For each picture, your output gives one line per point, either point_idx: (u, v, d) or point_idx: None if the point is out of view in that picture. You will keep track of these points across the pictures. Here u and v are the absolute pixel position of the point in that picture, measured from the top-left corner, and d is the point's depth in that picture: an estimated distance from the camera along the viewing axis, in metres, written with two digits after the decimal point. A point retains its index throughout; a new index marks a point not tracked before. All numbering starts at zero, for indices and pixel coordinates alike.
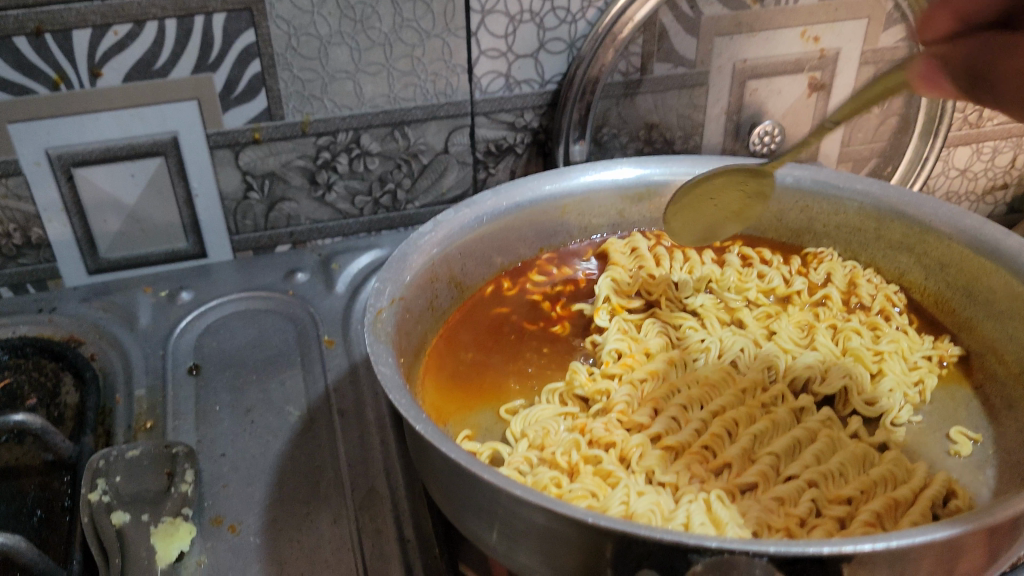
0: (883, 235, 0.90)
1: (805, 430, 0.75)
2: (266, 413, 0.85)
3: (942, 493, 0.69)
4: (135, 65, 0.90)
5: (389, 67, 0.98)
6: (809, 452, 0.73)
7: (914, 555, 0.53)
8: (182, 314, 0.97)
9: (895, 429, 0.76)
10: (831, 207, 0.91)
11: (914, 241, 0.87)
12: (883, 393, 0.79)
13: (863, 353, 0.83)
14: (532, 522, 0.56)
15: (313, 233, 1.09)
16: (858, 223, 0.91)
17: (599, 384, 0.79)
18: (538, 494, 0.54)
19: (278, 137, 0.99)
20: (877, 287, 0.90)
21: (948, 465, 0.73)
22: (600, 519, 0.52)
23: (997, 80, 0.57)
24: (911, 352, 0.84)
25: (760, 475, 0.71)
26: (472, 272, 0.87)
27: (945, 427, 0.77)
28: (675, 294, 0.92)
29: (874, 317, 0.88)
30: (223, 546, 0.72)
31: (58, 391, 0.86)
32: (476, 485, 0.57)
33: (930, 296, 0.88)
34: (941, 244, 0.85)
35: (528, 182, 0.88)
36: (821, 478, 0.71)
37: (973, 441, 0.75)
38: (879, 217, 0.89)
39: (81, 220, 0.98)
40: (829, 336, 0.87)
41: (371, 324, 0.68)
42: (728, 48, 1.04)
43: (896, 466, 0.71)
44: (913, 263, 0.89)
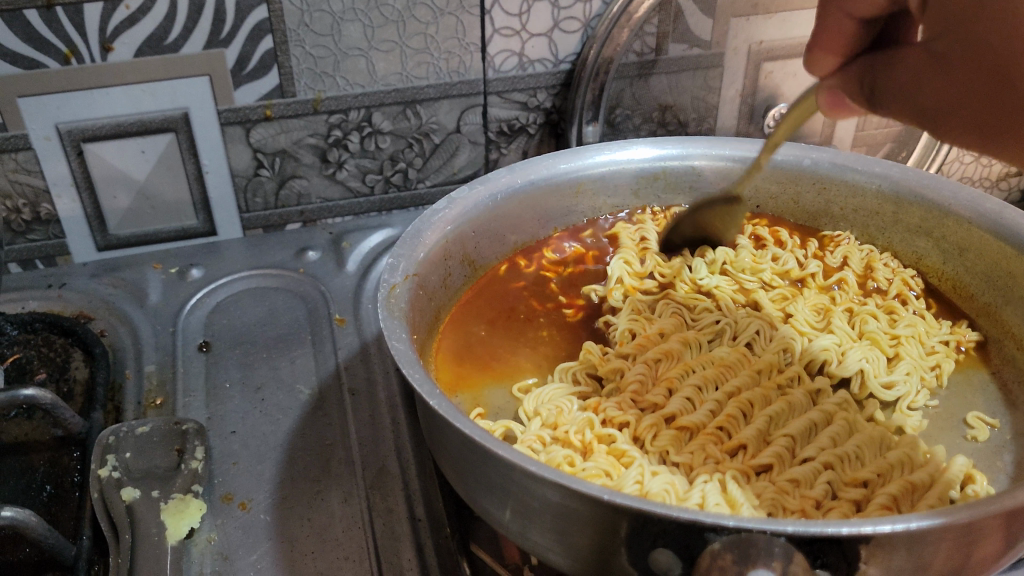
0: (902, 219, 0.89)
1: (821, 413, 0.75)
2: (276, 391, 0.84)
3: (960, 478, 0.68)
4: (146, 39, 0.89)
5: (401, 45, 0.97)
6: (824, 435, 0.73)
7: (931, 538, 0.52)
8: (192, 291, 0.97)
9: (911, 415, 0.75)
10: (849, 190, 0.90)
11: (933, 225, 0.86)
12: (899, 376, 0.78)
13: (880, 336, 0.83)
14: (545, 500, 0.55)
15: (324, 211, 1.08)
16: (877, 206, 0.90)
17: (612, 363, 0.79)
18: (553, 470, 0.54)
19: (289, 114, 0.98)
20: (894, 272, 0.90)
21: (965, 450, 0.73)
22: (615, 496, 0.51)
23: (886, 93, 0.66)
24: (928, 336, 0.83)
25: (776, 457, 0.71)
26: (487, 251, 0.87)
27: (962, 412, 0.76)
28: (690, 276, 0.91)
29: (891, 301, 0.87)
30: (233, 523, 0.71)
31: (68, 366, 0.86)
32: (490, 462, 0.57)
33: (948, 281, 0.88)
34: (960, 228, 0.83)
35: (543, 160, 0.87)
36: (837, 461, 0.70)
37: (990, 427, 0.74)
38: (898, 201, 0.88)
39: (90, 195, 0.97)
40: (845, 320, 0.86)
41: (385, 300, 0.67)
42: (744, 29, 1.03)
43: (913, 450, 0.71)
44: (931, 247, 0.88)
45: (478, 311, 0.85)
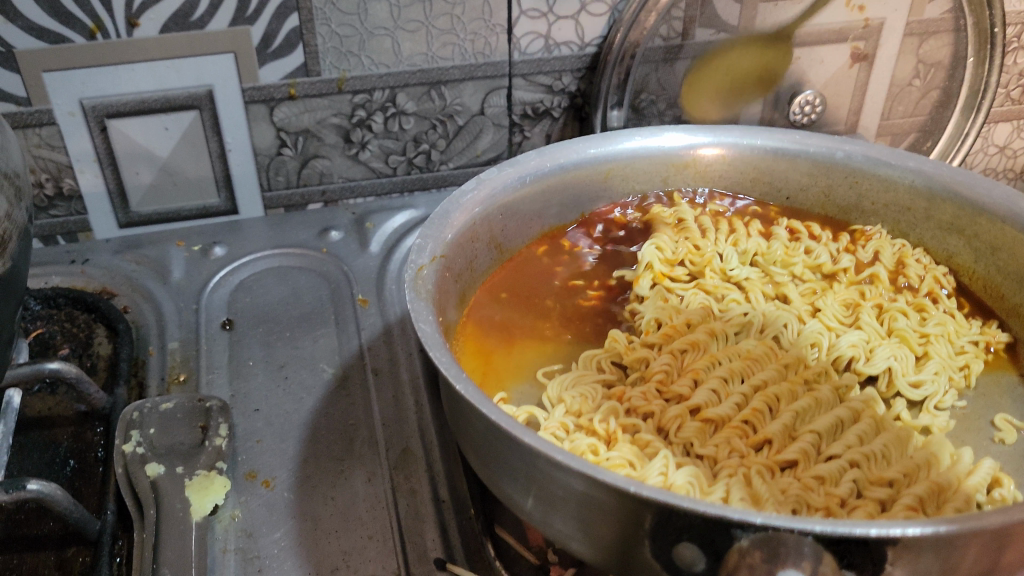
0: (934, 217, 0.88)
1: (849, 410, 0.74)
2: (299, 369, 0.84)
3: (986, 482, 0.68)
4: (172, 15, 0.88)
5: (427, 25, 0.96)
6: (852, 433, 0.72)
7: (959, 543, 0.51)
8: (215, 269, 0.97)
9: (939, 415, 0.75)
10: (882, 185, 0.89)
11: (966, 223, 0.85)
12: (928, 375, 0.78)
13: (908, 334, 0.82)
14: (569, 489, 0.55)
15: (345, 192, 1.08)
16: (909, 202, 0.89)
17: (638, 352, 0.78)
18: (579, 458, 0.53)
19: (314, 93, 0.98)
20: (926, 268, 0.89)
21: (993, 453, 0.73)
22: (642, 488, 0.50)
23: None
24: (957, 336, 0.82)
25: (802, 453, 0.70)
26: (514, 236, 0.87)
27: (988, 414, 0.76)
28: (720, 265, 0.90)
29: (922, 299, 0.86)
30: (257, 501, 0.71)
31: (91, 342, 0.86)
32: (513, 449, 0.56)
33: (979, 281, 0.86)
34: (993, 227, 0.82)
35: (573, 144, 0.87)
36: (863, 459, 0.70)
37: (1018, 430, 0.74)
38: (931, 197, 0.87)
39: (113, 171, 0.97)
40: (874, 315, 0.85)
41: (413, 281, 0.67)
42: (772, 15, 1.02)
43: (941, 451, 0.70)
44: (963, 245, 0.87)
45: (501, 293, 0.84)
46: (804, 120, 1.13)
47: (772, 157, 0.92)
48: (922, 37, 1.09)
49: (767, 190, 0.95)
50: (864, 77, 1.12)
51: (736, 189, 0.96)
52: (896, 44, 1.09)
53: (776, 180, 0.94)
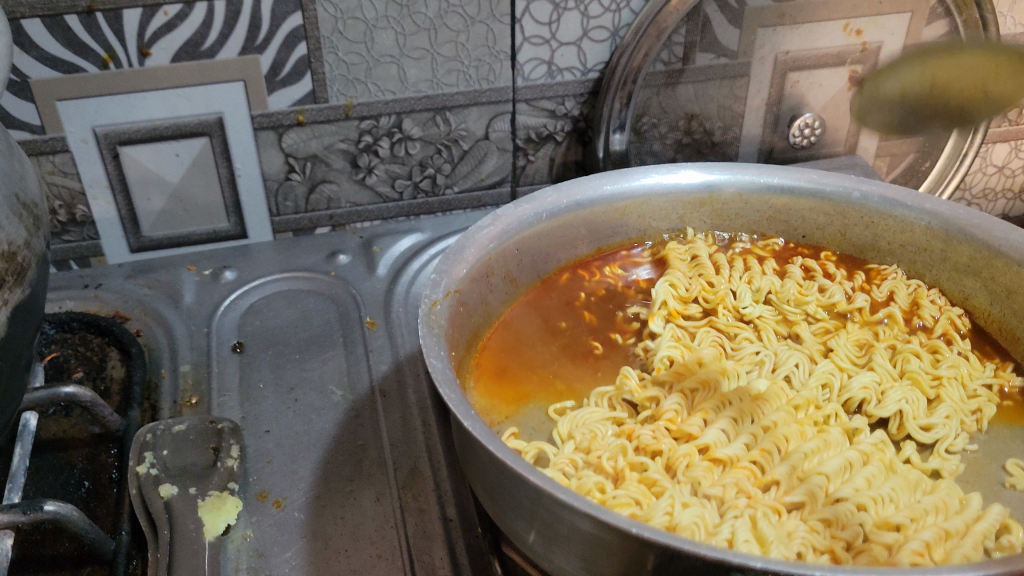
0: (950, 257, 0.86)
1: (858, 453, 0.73)
2: (309, 392, 0.86)
3: (995, 528, 0.66)
4: (183, 45, 0.91)
5: (433, 52, 0.99)
6: (860, 476, 0.70)
7: None
8: (226, 292, 0.98)
9: (950, 458, 0.73)
10: (898, 226, 0.87)
11: (982, 264, 0.83)
12: (939, 419, 0.76)
13: (921, 377, 0.80)
14: (575, 527, 0.56)
15: (353, 216, 1.09)
16: (925, 242, 0.86)
17: (650, 391, 0.78)
18: (584, 500, 0.54)
19: (322, 120, 1.00)
20: (940, 309, 0.86)
21: (1003, 498, 0.70)
22: (644, 529, 0.52)
23: None
24: (970, 379, 0.80)
25: (809, 496, 0.68)
26: (530, 270, 0.86)
27: (1001, 458, 0.74)
28: (733, 303, 0.90)
29: (936, 340, 0.84)
30: (268, 521, 0.73)
31: (104, 365, 0.87)
32: (519, 486, 0.58)
33: (995, 322, 0.84)
34: (1010, 270, 0.80)
35: (590, 181, 0.86)
36: (871, 502, 0.68)
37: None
38: (947, 238, 0.85)
39: (125, 197, 0.99)
40: (887, 357, 0.83)
41: (425, 316, 0.68)
42: (770, 39, 1.04)
43: (949, 496, 0.69)
44: (978, 287, 0.84)
45: (511, 329, 0.84)
46: (803, 141, 1.15)
47: (789, 196, 0.90)
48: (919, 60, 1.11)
49: (783, 229, 0.93)
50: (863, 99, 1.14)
51: (752, 228, 0.94)
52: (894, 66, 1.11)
53: (792, 219, 0.92)
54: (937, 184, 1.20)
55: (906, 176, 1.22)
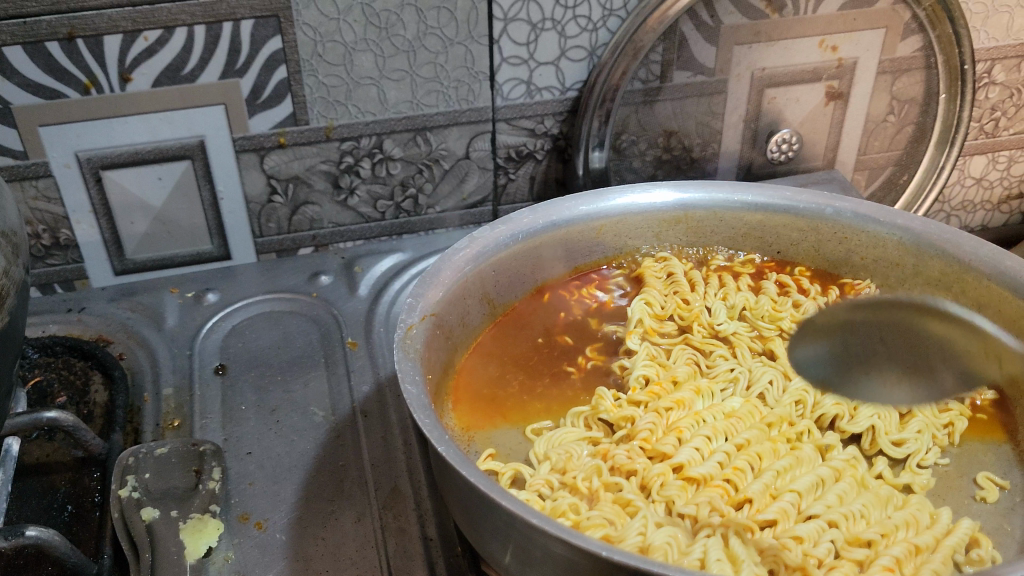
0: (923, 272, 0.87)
1: (830, 469, 0.74)
2: (291, 413, 0.86)
3: (965, 542, 0.68)
4: (164, 70, 0.92)
5: (412, 74, 1.00)
6: (832, 492, 0.72)
7: None
8: (208, 315, 0.99)
9: (921, 472, 0.74)
10: (870, 241, 0.88)
11: (952, 279, 0.84)
12: (911, 433, 0.77)
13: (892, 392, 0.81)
14: (549, 551, 0.57)
15: (335, 236, 1.10)
16: (897, 257, 0.87)
17: (625, 410, 0.79)
18: (555, 523, 0.56)
19: (303, 141, 1.01)
20: None
21: (974, 512, 0.72)
22: (614, 553, 0.53)
23: None
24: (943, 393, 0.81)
25: (782, 513, 0.70)
26: (506, 291, 0.87)
27: (971, 472, 0.75)
28: (708, 320, 0.91)
29: None
30: (250, 543, 0.73)
31: (88, 389, 0.88)
32: (494, 510, 0.59)
33: None
34: (979, 284, 0.82)
35: (565, 201, 0.87)
36: (842, 519, 0.69)
37: (1000, 489, 0.73)
38: (919, 253, 0.86)
39: (108, 221, 1.00)
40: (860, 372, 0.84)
41: (402, 341, 0.69)
42: (746, 56, 1.06)
43: (920, 511, 0.70)
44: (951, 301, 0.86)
45: (487, 351, 0.85)
46: (781, 157, 1.16)
47: (763, 213, 0.91)
48: (895, 75, 1.12)
49: (758, 245, 0.94)
50: (840, 114, 1.15)
51: (726, 245, 0.94)
52: (870, 81, 1.12)
53: (767, 235, 0.93)
54: (915, 198, 1.22)
55: (884, 189, 1.24)
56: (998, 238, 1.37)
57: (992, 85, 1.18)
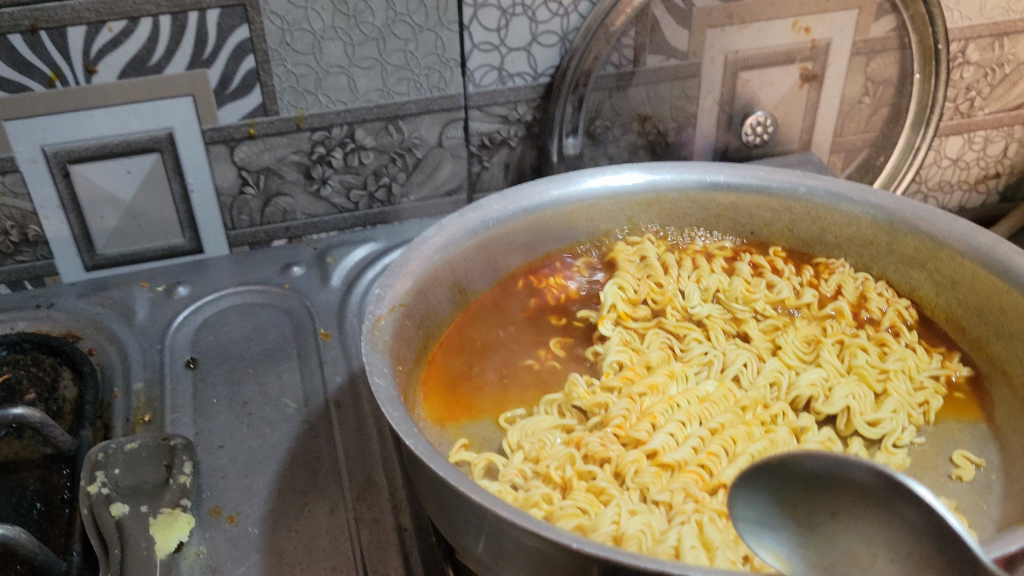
0: (896, 249, 0.87)
1: None
2: (263, 405, 0.85)
3: None
4: (130, 61, 0.90)
5: (382, 62, 0.99)
6: None
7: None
8: (180, 308, 0.98)
9: (896, 452, 0.74)
10: (843, 219, 0.88)
11: (926, 256, 0.84)
12: (886, 414, 0.77)
13: (867, 372, 0.81)
14: (520, 543, 0.56)
15: (308, 228, 1.09)
16: (871, 236, 0.87)
17: (599, 397, 0.78)
18: (526, 516, 0.55)
19: (273, 132, 1.00)
20: (888, 301, 0.87)
21: (949, 490, 0.71)
22: (585, 545, 0.52)
23: None
24: (918, 371, 0.81)
25: None
26: (478, 279, 0.86)
27: (947, 450, 0.75)
28: (681, 303, 0.90)
29: (883, 333, 0.85)
30: (222, 536, 0.72)
31: (57, 386, 0.87)
32: (465, 503, 0.58)
33: (942, 313, 0.85)
34: (953, 261, 0.81)
35: (535, 186, 0.86)
36: None
37: (975, 466, 0.73)
38: (892, 231, 0.86)
39: (77, 216, 0.98)
40: (834, 352, 0.84)
41: (369, 333, 0.68)
42: (719, 40, 1.05)
43: None
44: (925, 278, 0.85)
45: (456, 341, 0.84)
46: (757, 140, 1.16)
47: (735, 194, 0.90)
48: (869, 55, 1.12)
49: (731, 226, 0.93)
50: (815, 96, 1.14)
51: (700, 226, 0.94)
52: (845, 62, 1.12)
53: (740, 216, 0.92)
54: (893, 177, 1.21)
55: (861, 171, 1.24)
56: (978, 218, 1.36)
57: (967, 65, 1.17)
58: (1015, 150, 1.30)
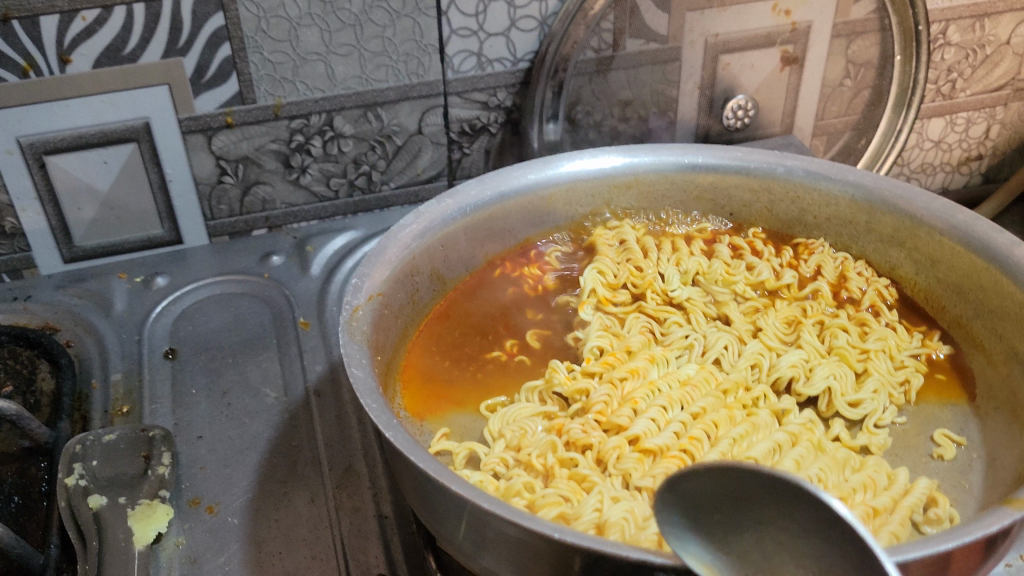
0: (875, 229, 0.87)
1: (786, 434, 0.73)
2: (242, 395, 0.85)
3: (923, 501, 0.67)
4: (104, 50, 0.89)
5: (359, 48, 0.98)
6: (790, 457, 0.71)
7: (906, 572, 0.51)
8: (158, 299, 0.98)
9: (878, 433, 0.74)
10: (822, 199, 0.88)
11: (905, 235, 0.84)
12: (866, 394, 0.77)
13: (848, 352, 0.81)
14: (502, 533, 0.55)
15: (288, 217, 1.09)
16: (851, 215, 0.87)
17: (579, 383, 0.78)
18: (505, 506, 0.54)
19: (250, 121, 0.99)
20: (868, 281, 0.87)
21: (931, 469, 0.71)
22: (567, 534, 0.52)
23: None
24: (898, 350, 0.81)
25: None
26: (456, 265, 0.86)
27: (928, 429, 0.75)
28: (661, 286, 0.90)
29: (863, 313, 0.85)
30: (201, 527, 0.72)
31: (34, 378, 0.86)
32: (444, 496, 0.57)
33: (921, 291, 0.85)
34: (932, 239, 0.81)
35: (512, 171, 0.86)
36: None
37: (957, 445, 0.73)
38: (871, 210, 0.85)
39: (54, 208, 0.98)
40: (815, 333, 0.84)
41: (346, 324, 0.67)
42: (699, 23, 1.04)
43: (877, 473, 0.69)
44: (904, 257, 0.85)
45: (436, 331, 0.83)
46: (738, 123, 1.15)
47: (714, 175, 0.90)
48: (849, 37, 1.11)
49: (710, 207, 0.93)
50: (796, 79, 1.14)
51: (680, 209, 0.94)
52: (825, 45, 1.11)
53: (718, 197, 0.92)
54: (875, 161, 1.21)
55: (843, 155, 1.23)
56: (961, 201, 1.37)
57: (948, 47, 1.17)
58: (997, 131, 1.30)
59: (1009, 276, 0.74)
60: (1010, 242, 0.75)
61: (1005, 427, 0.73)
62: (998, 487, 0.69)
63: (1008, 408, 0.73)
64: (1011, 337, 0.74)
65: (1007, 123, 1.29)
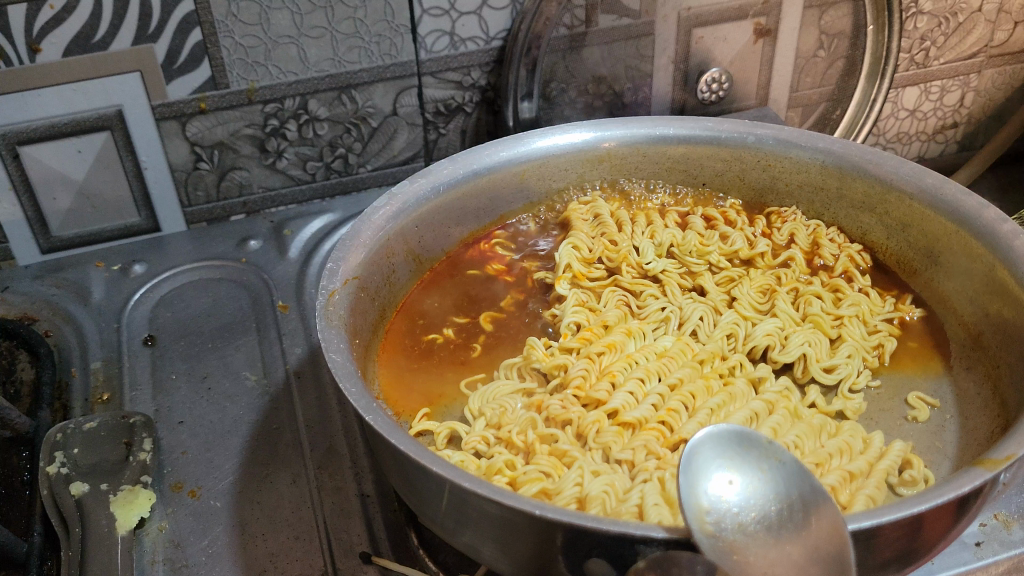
0: (846, 194, 0.87)
1: (763, 402, 0.74)
2: (222, 379, 0.85)
3: (898, 464, 0.68)
4: (74, 38, 0.88)
5: (332, 31, 0.97)
6: (767, 425, 0.71)
7: (879, 536, 0.52)
8: (136, 286, 0.98)
9: (852, 398, 0.74)
10: (794, 166, 0.88)
11: (877, 200, 0.84)
12: (841, 359, 0.78)
13: (822, 319, 0.82)
14: (485, 512, 0.54)
15: (267, 201, 1.09)
16: (821, 181, 0.88)
17: (557, 359, 0.78)
18: (488, 486, 0.53)
19: (224, 106, 0.98)
20: (840, 247, 0.88)
21: (906, 431, 0.72)
22: (548, 511, 0.51)
23: None
24: (871, 315, 0.82)
25: None
26: (432, 245, 0.86)
27: (903, 392, 0.76)
28: (636, 260, 0.91)
29: (836, 279, 0.87)
30: (184, 511, 0.72)
31: (13, 367, 0.86)
32: (424, 479, 0.57)
33: (893, 256, 0.86)
34: (902, 203, 0.82)
35: (484, 149, 0.86)
36: None
37: (931, 407, 0.74)
38: (842, 176, 0.86)
39: (29, 198, 0.97)
40: (789, 301, 0.85)
41: (323, 309, 0.67)
42: None
43: (853, 438, 0.70)
44: (876, 222, 0.86)
45: (411, 313, 0.84)
46: (712, 97, 1.16)
47: (685, 146, 0.90)
48: (822, 8, 1.10)
49: (683, 178, 0.94)
50: (769, 51, 1.14)
51: (654, 181, 0.94)
52: (798, 16, 1.11)
53: (691, 168, 0.92)
54: (850, 130, 1.21)
55: (819, 125, 1.24)
56: (936, 168, 1.38)
57: (920, 15, 1.17)
58: (972, 99, 1.30)
59: (979, 238, 0.75)
60: (978, 205, 0.75)
61: (975, 388, 0.73)
62: (972, 447, 0.69)
63: (979, 368, 0.74)
64: (982, 299, 0.75)
65: (981, 90, 1.29)
